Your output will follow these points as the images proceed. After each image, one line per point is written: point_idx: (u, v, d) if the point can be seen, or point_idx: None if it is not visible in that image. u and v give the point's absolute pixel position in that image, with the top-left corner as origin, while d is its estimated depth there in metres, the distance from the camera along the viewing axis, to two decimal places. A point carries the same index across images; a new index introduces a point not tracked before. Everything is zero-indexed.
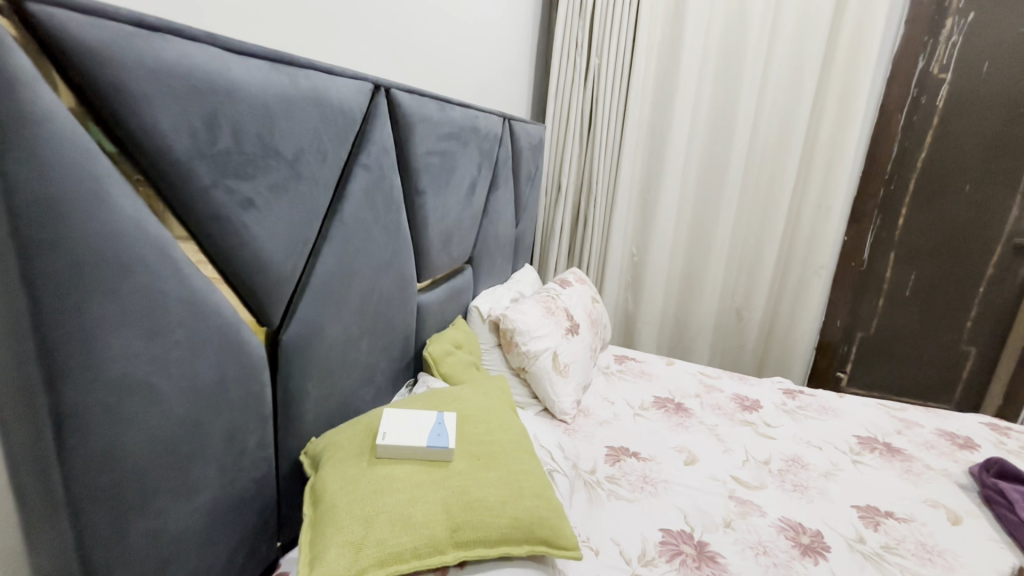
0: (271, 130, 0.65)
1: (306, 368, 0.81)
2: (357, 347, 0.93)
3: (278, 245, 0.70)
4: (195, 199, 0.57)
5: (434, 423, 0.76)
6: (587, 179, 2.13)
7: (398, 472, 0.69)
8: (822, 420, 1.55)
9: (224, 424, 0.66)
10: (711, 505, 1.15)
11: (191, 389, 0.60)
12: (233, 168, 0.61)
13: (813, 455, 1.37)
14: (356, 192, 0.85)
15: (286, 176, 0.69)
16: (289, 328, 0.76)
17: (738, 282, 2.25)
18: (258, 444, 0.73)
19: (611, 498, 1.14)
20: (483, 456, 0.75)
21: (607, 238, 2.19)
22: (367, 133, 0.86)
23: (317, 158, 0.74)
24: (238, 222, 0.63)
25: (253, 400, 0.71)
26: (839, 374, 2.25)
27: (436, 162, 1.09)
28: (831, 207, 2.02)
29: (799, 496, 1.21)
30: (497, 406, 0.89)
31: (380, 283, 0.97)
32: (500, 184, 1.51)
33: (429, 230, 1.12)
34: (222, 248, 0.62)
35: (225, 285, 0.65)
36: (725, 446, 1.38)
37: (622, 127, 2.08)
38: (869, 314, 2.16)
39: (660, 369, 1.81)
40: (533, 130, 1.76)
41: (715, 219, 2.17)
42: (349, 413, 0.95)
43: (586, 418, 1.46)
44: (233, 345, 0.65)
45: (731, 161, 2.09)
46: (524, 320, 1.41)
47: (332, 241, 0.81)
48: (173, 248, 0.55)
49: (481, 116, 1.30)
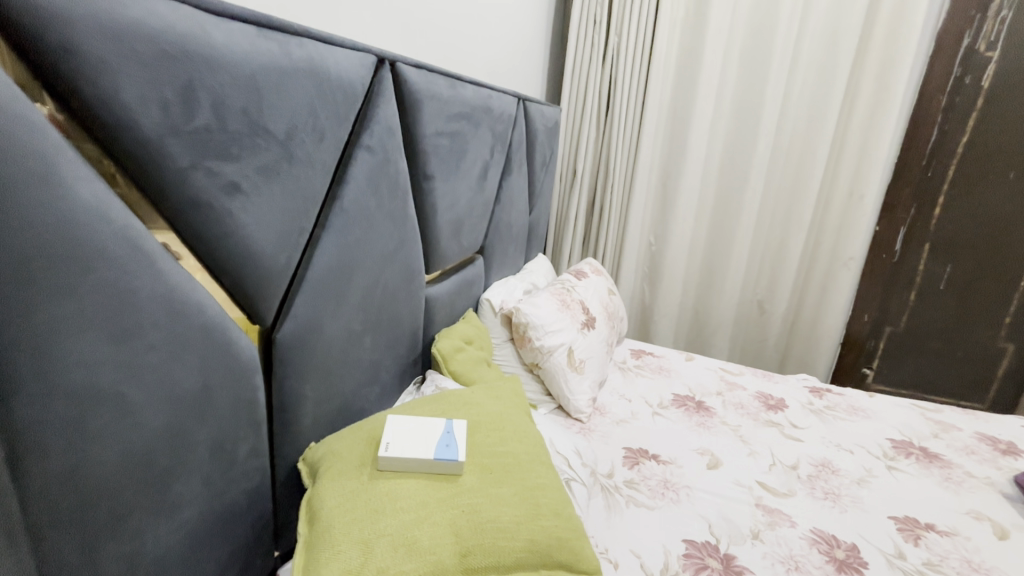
0: (259, 105, 0.57)
1: (303, 369, 0.74)
2: (360, 345, 0.86)
3: (269, 235, 0.63)
4: (171, 183, 0.50)
5: (442, 432, 0.70)
6: (604, 165, 2.03)
7: (401, 488, 0.62)
8: (852, 421, 1.46)
9: (211, 434, 0.59)
10: (736, 513, 1.08)
11: (172, 399, 0.53)
12: (215, 147, 0.53)
13: (844, 459, 1.29)
14: (358, 177, 0.77)
15: (278, 157, 0.61)
16: (283, 326, 0.69)
17: (762, 274, 2.15)
18: (251, 453, 0.67)
19: (629, 505, 1.07)
20: (495, 470, 0.68)
21: (624, 227, 2.10)
22: (370, 111, 0.78)
23: (313, 138, 0.66)
24: (223, 209, 0.56)
25: (243, 406, 0.64)
26: (865, 370, 2.14)
27: (446, 144, 1.01)
28: (864, 194, 1.92)
29: (831, 505, 1.13)
30: (512, 410, 0.82)
31: (385, 276, 0.90)
32: (514, 169, 1.43)
33: (438, 218, 1.04)
34: (204, 238, 0.55)
35: (210, 280, 0.58)
36: (750, 448, 1.31)
37: (642, 109, 1.97)
38: (899, 309, 2.04)
39: (680, 365, 1.73)
40: (549, 112, 1.67)
41: (738, 207, 2.07)
42: (351, 414, 0.89)
43: (602, 417, 1.38)
44: (219, 346, 0.58)
45: (758, 145, 1.99)
46: (538, 314, 1.33)
47: (331, 230, 0.74)
48: (145, 240, 0.48)
49: (495, 96, 1.21)
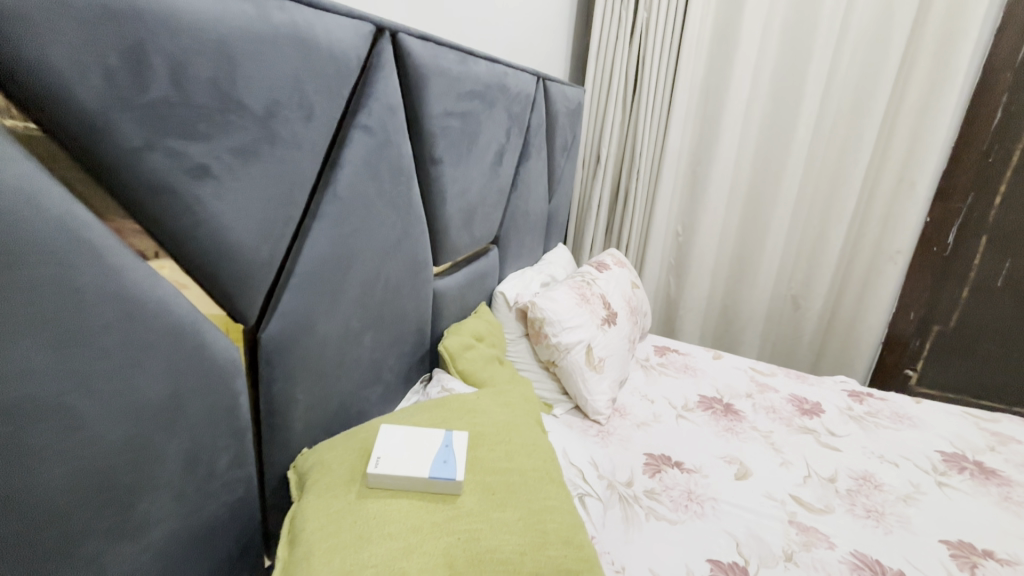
0: (231, 75, 0.50)
1: (294, 371, 0.68)
2: (358, 343, 0.80)
3: (249, 225, 0.56)
4: (121, 165, 0.43)
5: (440, 447, 0.63)
6: (630, 149, 1.92)
7: (391, 510, 0.56)
8: (897, 430, 1.34)
9: (184, 445, 0.54)
10: (767, 530, 0.99)
11: (133, 409, 0.47)
12: (177, 124, 0.46)
13: (888, 473, 1.18)
14: (355, 160, 0.70)
15: (257, 138, 0.55)
16: (269, 326, 0.63)
17: (797, 267, 2.01)
18: (232, 463, 0.61)
19: (649, 518, 0.99)
20: (498, 490, 0.61)
21: (650, 216, 1.99)
22: (368, 87, 0.71)
23: (299, 116, 0.59)
24: (190, 196, 0.49)
25: (222, 414, 0.58)
26: (908, 372, 1.99)
27: (456, 125, 0.93)
28: (915, 181, 1.77)
29: (875, 525, 1.03)
30: (521, 419, 0.75)
31: (387, 269, 0.83)
32: (532, 154, 1.34)
33: (448, 206, 0.96)
34: (168, 228, 0.48)
35: (180, 275, 0.52)
36: (783, 458, 1.21)
37: (672, 90, 1.86)
38: (949, 307, 1.88)
39: (706, 364, 1.63)
40: (571, 92, 1.57)
41: (774, 196, 1.93)
42: (350, 417, 0.83)
43: (621, 419, 1.30)
44: (191, 350, 0.52)
45: (798, 129, 1.85)
46: (554, 309, 1.25)
47: (324, 219, 0.67)
48: (91, 231, 0.42)
49: (511, 73, 1.12)
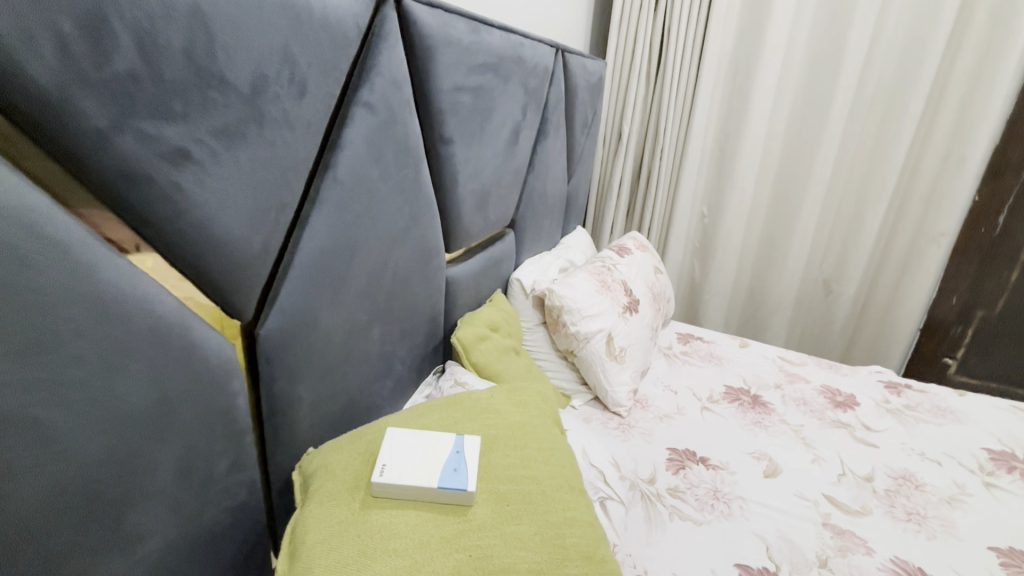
0: (209, 46, 0.45)
1: (297, 369, 0.64)
2: (367, 337, 0.76)
3: (238, 215, 0.51)
4: (84, 147, 0.39)
5: (451, 453, 0.58)
6: (654, 126, 1.82)
7: (397, 523, 0.52)
8: (938, 425, 1.26)
9: (176, 452, 0.50)
10: (799, 533, 0.94)
11: (115, 416, 0.44)
12: (147, 104, 0.42)
13: (929, 472, 1.11)
14: (356, 141, 0.64)
15: (243, 117, 0.50)
16: (267, 322, 0.58)
17: (831, 250, 1.91)
18: (231, 467, 0.58)
19: (673, 518, 0.94)
20: (514, 500, 0.56)
21: (674, 197, 1.90)
22: (369, 61, 0.65)
23: (289, 92, 0.54)
24: (169, 184, 0.44)
25: (219, 416, 0.54)
26: (947, 360, 1.88)
27: (468, 101, 0.86)
28: (965, 157, 1.64)
29: (916, 530, 0.96)
30: (539, 420, 0.70)
31: (395, 257, 0.77)
32: (550, 132, 1.26)
33: (460, 188, 0.90)
34: (145, 217, 0.44)
35: (165, 270, 0.48)
36: (816, 454, 1.14)
37: (698, 63, 1.76)
38: (996, 290, 1.76)
39: (733, 352, 1.56)
40: (592, 66, 1.48)
41: (807, 174, 1.82)
42: (360, 414, 0.79)
43: (643, 411, 1.25)
44: (179, 351, 0.48)
45: (836, 101, 1.72)
46: (574, 296, 1.19)
47: (323, 206, 0.62)
48: (54, 225, 0.38)
49: (528, 44, 1.04)
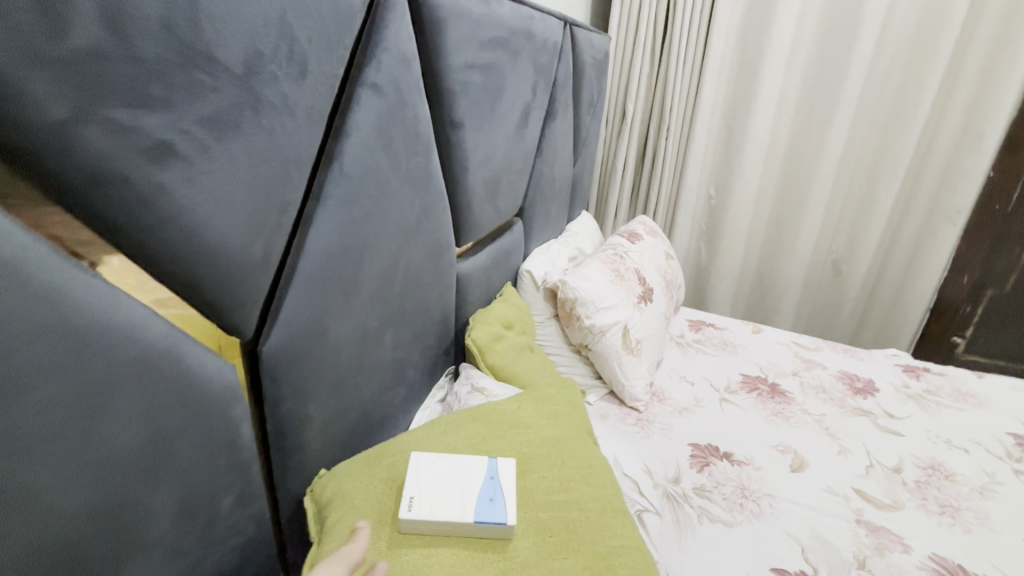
0: (192, 16, 0.37)
1: (306, 387, 0.57)
2: (378, 345, 0.69)
3: (235, 219, 0.44)
4: (40, 144, 0.31)
5: (484, 479, 0.53)
6: (659, 104, 1.75)
7: (431, 565, 0.47)
8: (961, 410, 1.23)
9: (174, 495, 0.43)
10: (833, 532, 0.90)
11: (99, 466, 0.37)
12: (118, 88, 0.34)
13: (958, 460, 1.08)
14: (363, 128, 0.56)
15: (237, 103, 0.42)
16: (270, 339, 0.51)
17: (840, 230, 1.86)
18: (238, 501, 0.51)
19: (703, 520, 0.90)
20: (557, 531, 0.51)
21: (680, 178, 1.84)
22: (374, 35, 0.57)
23: (288, 72, 0.46)
24: (151, 185, 0.37)
25: (222, 449, 0.48)
26: (955, 339, 1.86)
27: (480, 80, 0.78)
28: (983, 132, 1.59)
29: (951, 523, 0.93)
30: (573, 433, 0.64)
31: (406, 255, 0.70)
32: (559, 113, 1.18)
33: (472, 177, 0.83)
34: (120, 226, 0.36)
35: (151, 287, 0.41)
36: (841, 445, 1.10)
37: (706, 37, 1.67)
38: (1007, 268, 1.73)
39: (746, 339, 1.51)
40: (599, 41, 1.39)
41: (817, 153, 1.76)
42: (372, 427, 0.73)
43: (661, 405, 1.20)
44: (173, 381, 0.41)
45: (850, 75, 1.65)
46: (588, 288, 1.13)
47: (329, 204, 0.54)
48: (6, 242, 0.31)
49: (538, 18, 0.96)
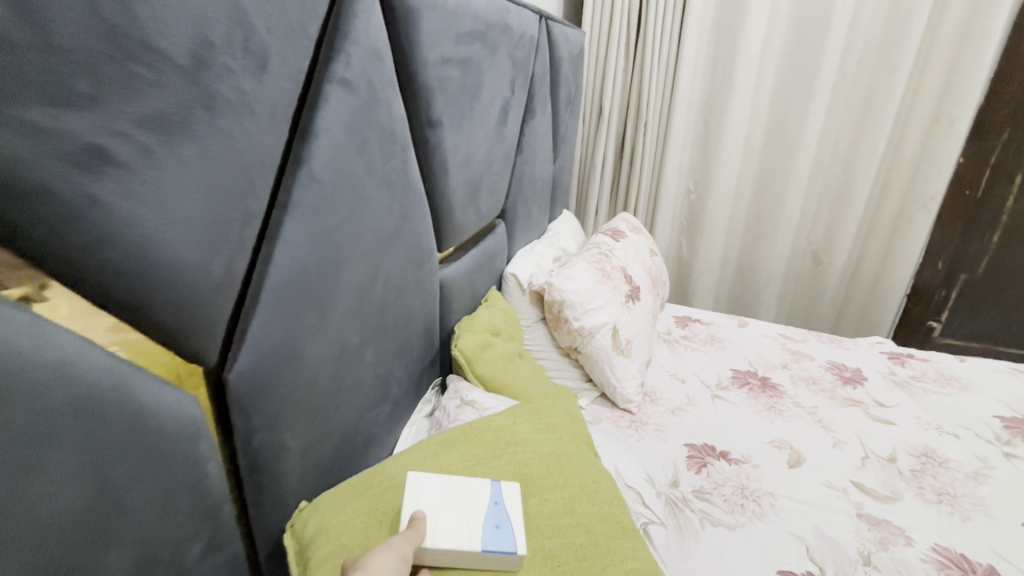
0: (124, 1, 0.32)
1: (280, 414, 0.52)
2: (359, 362, 0.64)
3: (190, 234, 0.38)
4: None
5: (489, 504, 0.50)
6: (636, 99, 1.73)
7: None
8: (948, 395, 1.24)
9: (130, 557, 0.38)
10: (836, 528, 0.88)
11: (34, 531, 0.31)
12: (31, 80, 0.29)
13: (950, 446, 1.08)
14: (333, 128, 0.51)
15: (187, 101, 0.37)
16: (238, 365, 0.46)
17: (818, 219, 1.87)
18: (209, 547, 0.46)
19: (705, 524, 0.87)
20: (565, 560, 0.48)
21: (660, 174, 1.82)
22: (341, 25, 0.52)
23: (245, 65, 0.41)
24: (82, 198, 0.32)
25: (187, 493, 0.42)
26: (932, 324, 1.89)
27: (457, 76, 0.74)
28: (954, 119, 1.61)
29: (950, 511, 0.93)
30: (573, 447, 0.60)
31: (385, 264, 0.65)
32: (537, 110, 1.14)
33: (452, 178, 0.78)
34: (50, 247, 0.31)
35: (90, 317, 0.35)
36: (836, 438, 1.09)
37: (680, 31, 1.66)
38: (979, 253, 1.76)
39: (733, 333, 1.50)
40: (574, 36, 1.36)
41: (794, 145, 1.77)
42: (356, 450, 0.67)
43: (653, 405, 1.17)
44: (124, 424, 0.36)
45: (823, 65, 1.66)
46: (576, 288, 1.09)
47: (299, 212, 0.49)
48: None
49: (514, 10, 0.92)
